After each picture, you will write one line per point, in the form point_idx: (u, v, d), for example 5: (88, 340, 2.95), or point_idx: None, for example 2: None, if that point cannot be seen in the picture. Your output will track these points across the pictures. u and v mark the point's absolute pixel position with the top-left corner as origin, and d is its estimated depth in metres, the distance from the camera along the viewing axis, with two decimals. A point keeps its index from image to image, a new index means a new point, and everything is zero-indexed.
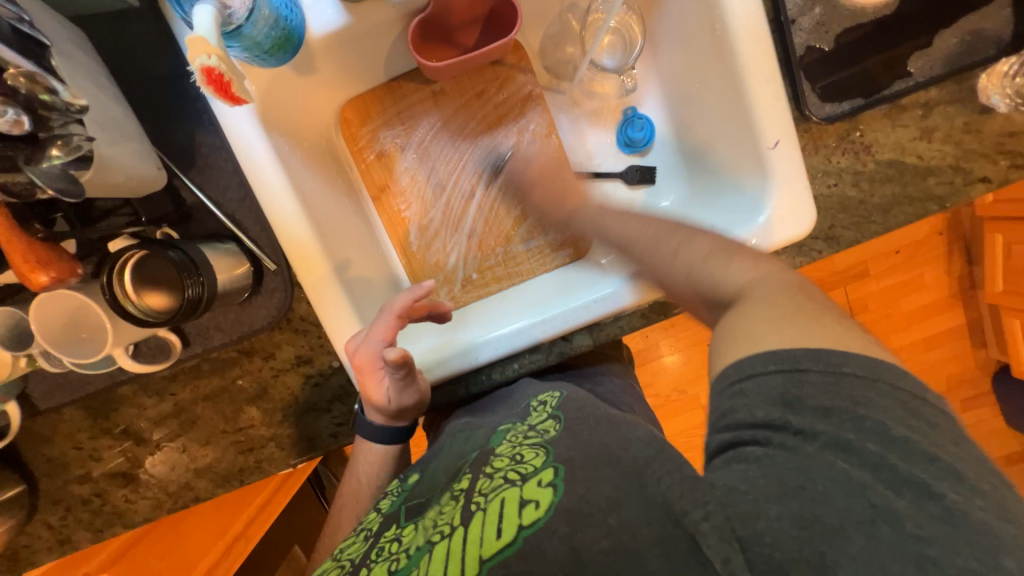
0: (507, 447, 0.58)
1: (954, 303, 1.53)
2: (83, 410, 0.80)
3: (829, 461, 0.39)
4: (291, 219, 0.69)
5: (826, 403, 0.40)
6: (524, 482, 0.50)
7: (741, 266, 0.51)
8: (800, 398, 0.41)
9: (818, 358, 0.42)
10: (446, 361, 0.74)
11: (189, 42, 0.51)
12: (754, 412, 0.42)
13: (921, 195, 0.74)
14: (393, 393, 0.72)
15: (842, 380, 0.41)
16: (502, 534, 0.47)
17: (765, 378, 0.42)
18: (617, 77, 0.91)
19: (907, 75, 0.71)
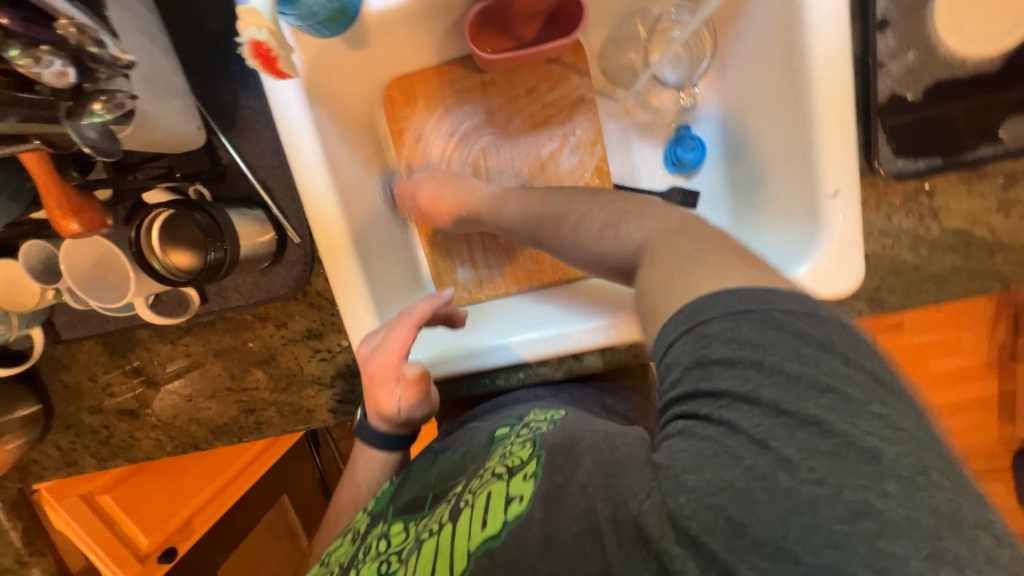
0: (500, 447, 0.58)
1: (988, 373, 1.45)
2: (101, 345, 0.82)
3: (746, 419, 0.34)
4: (322, 195, 0.69)
5: (728, 351, 0.36)
6: (511, 476, 0.50)
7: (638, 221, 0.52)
8: (710, 364, 0.36)
9: (724, 311, 0.37)
10: (452, 360, 0.74)
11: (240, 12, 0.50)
12: (670, 372, 0.38)
13: (984, 271, 0.68)
14: (402, 404, 0.70)
15: (741, 325, 0.36)
16: (487, 525, 0.47)
17: (678, 344, 0.38)
18: (676, 92, 0.86)
19: (997, 141, 0.64)
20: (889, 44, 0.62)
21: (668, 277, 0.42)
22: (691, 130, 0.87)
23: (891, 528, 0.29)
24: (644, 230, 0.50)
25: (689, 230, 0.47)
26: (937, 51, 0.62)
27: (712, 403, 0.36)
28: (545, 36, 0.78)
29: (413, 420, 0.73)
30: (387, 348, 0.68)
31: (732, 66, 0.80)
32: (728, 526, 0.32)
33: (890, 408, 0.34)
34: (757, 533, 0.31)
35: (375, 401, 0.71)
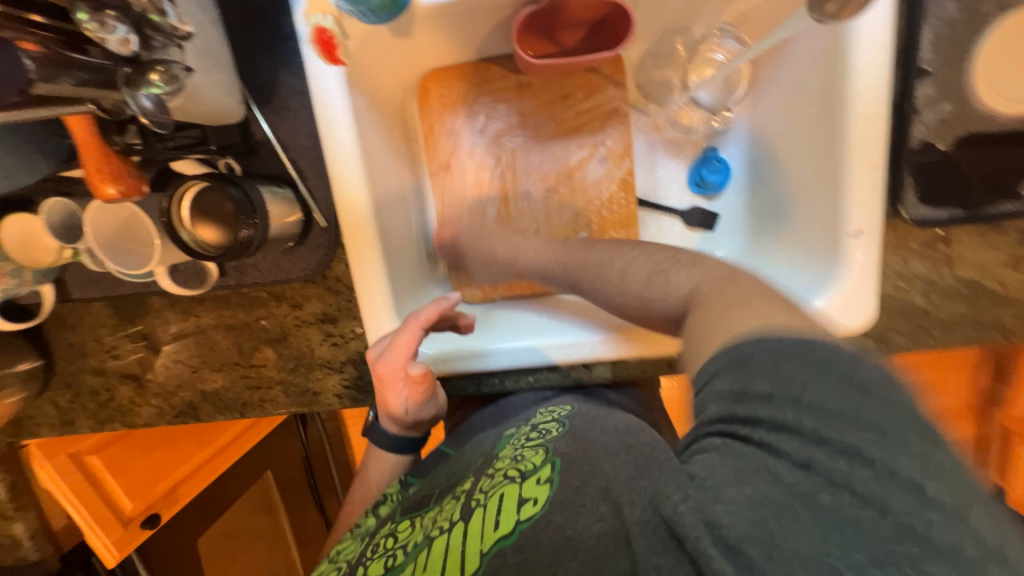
0: (510, 448, 0.60)
1: (967, 415, 1.49)
2: (111, 308, 0.82)
3: (783, 454, 0.38)
4: (353, 183, 0.69)
5: (768, 387, 0.38)
6: (523, 479, 0.52)
7: (684, 274, 0.55)
8: (753, 390, 0.39)
9: (770, 354, 0.40)
10: (463, 358, 0.74)
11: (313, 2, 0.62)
12: (710, 406, 0.41)
13: (990, 322, 0.70)
14: (411, 406, 0.71)
15: (783, 362, 0.39)
16: (500, 527, 0.49)
17: (716, 378, 0.42)
18: (708, 114, 0.87)
19: (1019, 198, 0.65)
20: (927, 93, 0.64)
21: (715, 327, 0.45)
22: (719, 153, 0.88)
23: (916, 532, 0.33)
24: (691, 284, 0.53)
25: (737, 281, 0.50)
26: (972, 105, 0.63)
27: (754, 428, 0.39)
28: (591, 45, 0.78)
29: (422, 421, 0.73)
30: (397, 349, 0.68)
31: (767, 96, 0.81)
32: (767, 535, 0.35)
33: (919, 441, 0.35)
34: (789, 549, 0.35)
35: (385, 402, 0.72)
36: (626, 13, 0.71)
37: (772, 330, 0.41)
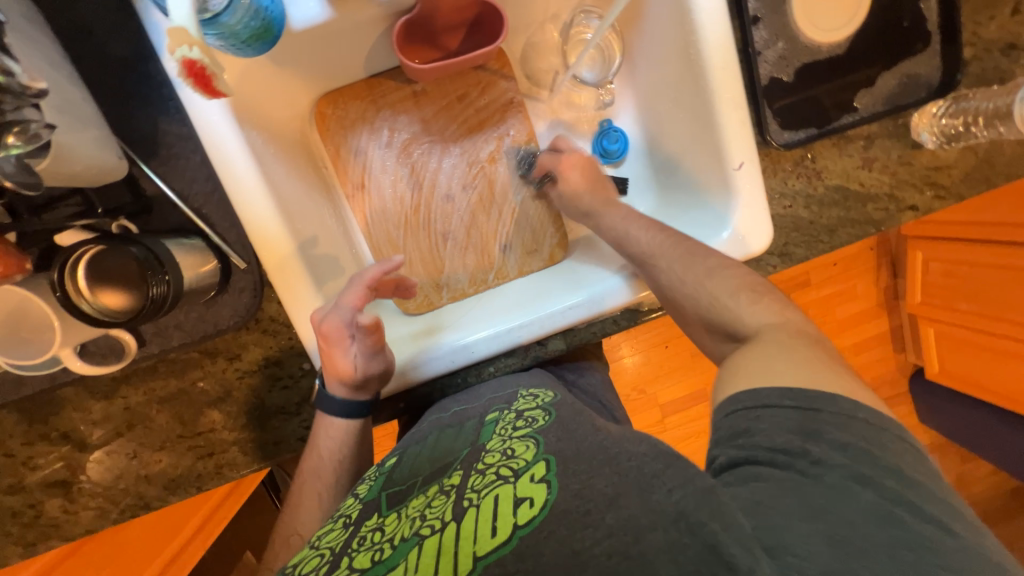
0: (496, 440, 0.62)
1: (880, 312, 1.71)
2: (17, 413, 0.73)
3: (841, 488, 0.46)
4: (265, 217, 0.67)
5: (843, 439, 0.49)
6: (517, 478, 0.54)
7: (759, 311, 0.65)
8: (818, 431, 0.50)
9: (832, 404, 0.52)
10: (417, 366, 0.74)
11: (167, 30, 0.46)
12: (773, 437, 0.50)
13: (862, 219, 0.82)
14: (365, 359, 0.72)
15: (853, 422, 0.50)
16: (497, 532, 0.49)
17: (780, 410, 0.52)
18: (595, 90, 0.94)
19: (854, 110, 0.77)
20: (762, 35, 0.74)
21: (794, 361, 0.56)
22: (614, 123, 0.96)
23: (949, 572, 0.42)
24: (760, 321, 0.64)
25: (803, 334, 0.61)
26: (800, 40, 0.74)
27: (809, 462, 0.48)
28: (471, 45, 0.82)
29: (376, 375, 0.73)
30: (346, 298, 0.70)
31: (641, 64, 0.89)
32: (844, 564, 0.42)
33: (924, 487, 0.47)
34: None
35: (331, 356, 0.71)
36: (496, 9, 0.75)
37: (819, 391, 0.52)
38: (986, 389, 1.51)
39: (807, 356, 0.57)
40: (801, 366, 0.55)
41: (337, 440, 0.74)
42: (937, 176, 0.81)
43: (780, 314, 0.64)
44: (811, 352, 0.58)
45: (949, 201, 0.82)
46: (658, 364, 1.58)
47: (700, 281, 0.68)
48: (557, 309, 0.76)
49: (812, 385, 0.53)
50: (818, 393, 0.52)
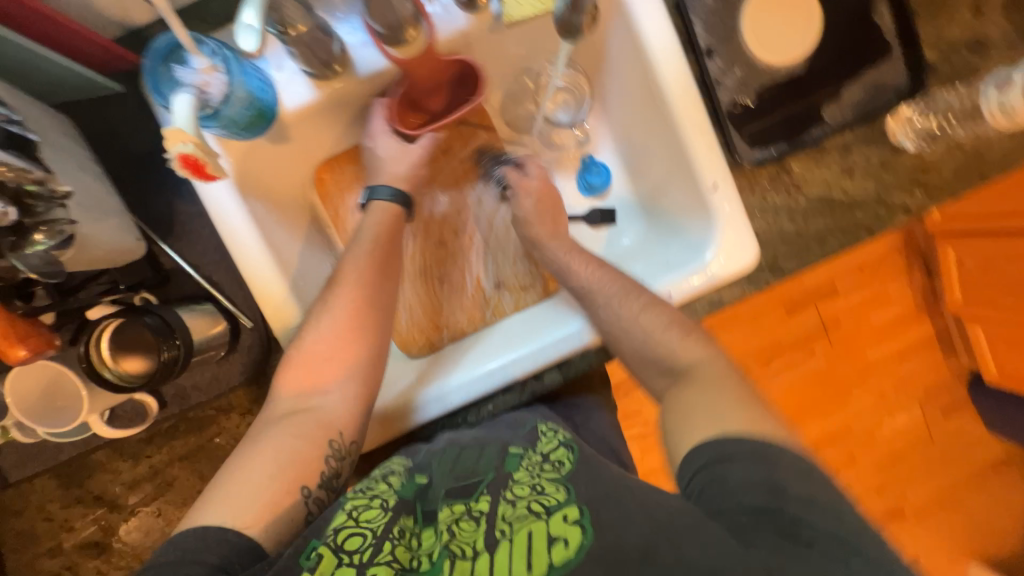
0: (524, 474, 0.62)
1: (920, 316, 1.62)
2: (55, 478, 0.79)
3: (759, 527, 0.50)
4: (268, 278, 0.73)
5: (756, 479, 0.53)
6: (549, 516, 0.55)
7: (694, 346, 0.70)
8: (782, 488, 0.51)
9: (783, 460, 0.54)
10: (395, 417, 0.77)
11: (164, 133, 0.54)
12: (704, 484, 0.54)
13: (852, 225, 0.81)
14: (386, 233, 0.76)
15: (767, 460, 0.54)
16: (531, 566, 0.52)
17: (703, 452, 0.57)
18: (570, 130, 0.99)
19: (823, 122, 0.78)
20: (719, 64, 0.77)
21: (707, 404, 0.61)
22: (594, 157, 1.00)
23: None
24: (695, 356, 0.69)
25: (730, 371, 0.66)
26: (757, 63, 0.77)
27: (791, 521, 0.49)
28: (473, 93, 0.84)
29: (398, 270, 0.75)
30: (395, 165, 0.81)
31: (612, 101, 0.94)
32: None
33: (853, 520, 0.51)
34: None
35: (372, 187, 0.80)
36: (473, 63, 0.80)
37: (746, 432, 0.56)
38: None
39: (735, 398, 0.61)
40: (723, 404, 0.60)
41: (382, 221, 0.77)
42: (924, 175, 0.80)
43: (707, 348, 0.70)
44: (730, 384, 0.64)
45: (942, 198, 0.80)
46: None
47: (635, 316, 0.72)
48: (549, 342, 0.78)
49: (748, 433, 0.56)
50: (745, 441, 0.55)
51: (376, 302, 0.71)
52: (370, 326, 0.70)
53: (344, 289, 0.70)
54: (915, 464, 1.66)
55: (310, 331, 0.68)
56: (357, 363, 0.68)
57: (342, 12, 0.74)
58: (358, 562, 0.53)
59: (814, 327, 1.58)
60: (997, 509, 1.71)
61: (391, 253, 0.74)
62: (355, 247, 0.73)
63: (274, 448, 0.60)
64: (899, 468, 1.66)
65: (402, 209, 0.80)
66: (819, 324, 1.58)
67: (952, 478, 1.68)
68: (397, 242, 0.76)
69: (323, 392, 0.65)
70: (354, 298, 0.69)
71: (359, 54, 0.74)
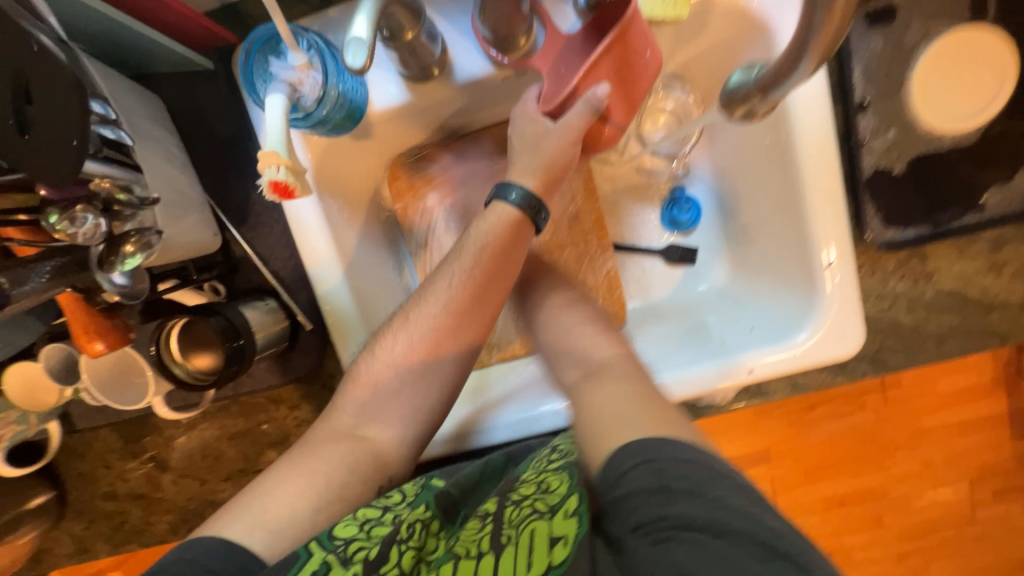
0: (531, 474, 0.59)
1: (995, 389, 1.44)
2: (117, 432, 0.83)
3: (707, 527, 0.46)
4: (334, 285, 0.70)
5: (691, 483, 0.49)
6: (551, 515, 0.52)
7: None
8: (671, 488, 0.49)
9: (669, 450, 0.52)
10: (466, 436, 0.77)
11: (260, 155, 0.50)
12: (640, 507, 0.49)
13: (982, 328, 0.70)
14: (498, 251, 0.62)
15: (692, 466, 0.50)
16: (532, 567, 0.50)
17: (635, 474, 0.51)
18: (668, 161, 0.90)
19: (980, 208, 0.66)
20: (870, 123, 0.65)
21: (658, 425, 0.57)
22: (685, 190, 0.92)
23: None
24: None
25: None
26: (916, 129, 0.65)
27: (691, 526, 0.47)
28: (647, 86, 0.65)
29: (497, 298, 0.63)
30: (527, 156, 0.63)
31: (723, 135, 0.84)
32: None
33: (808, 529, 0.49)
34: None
35: (504, 182, 0.64)
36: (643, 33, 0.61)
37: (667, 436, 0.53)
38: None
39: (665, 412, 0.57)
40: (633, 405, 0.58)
41: (495, 230, 0.62)
42: None
43: None
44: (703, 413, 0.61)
45: None
46: (723, 426, 1.45)
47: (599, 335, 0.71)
48: None
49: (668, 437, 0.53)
50: (648, 446, 0.52)
51: (460, 330, 0.63)
52: (449, 361, 0.63)
53: (430, 316, 0.62)
54: (951, 547, 1.55)
55: (383, 350, 0.63)
56: (424, 398, 0.63)
57: (448, 11, 0.68)
58: (365, 563, 0.51)
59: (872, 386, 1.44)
60: None
61: (494, 281, 0.62)
62: (456, 265, 0.62)
63: (313, 475, 0.57)
64: (934, 547, 1.55)
65: (525, 215, 0.63)
66: (878, 383, 1.44)
67: (986, 568, 1.57)
68: (509, 262, 0.62)
69: (372, 430, 0.61)
70: (438, 329, 0.62)
71: (461, 61, 0.69)
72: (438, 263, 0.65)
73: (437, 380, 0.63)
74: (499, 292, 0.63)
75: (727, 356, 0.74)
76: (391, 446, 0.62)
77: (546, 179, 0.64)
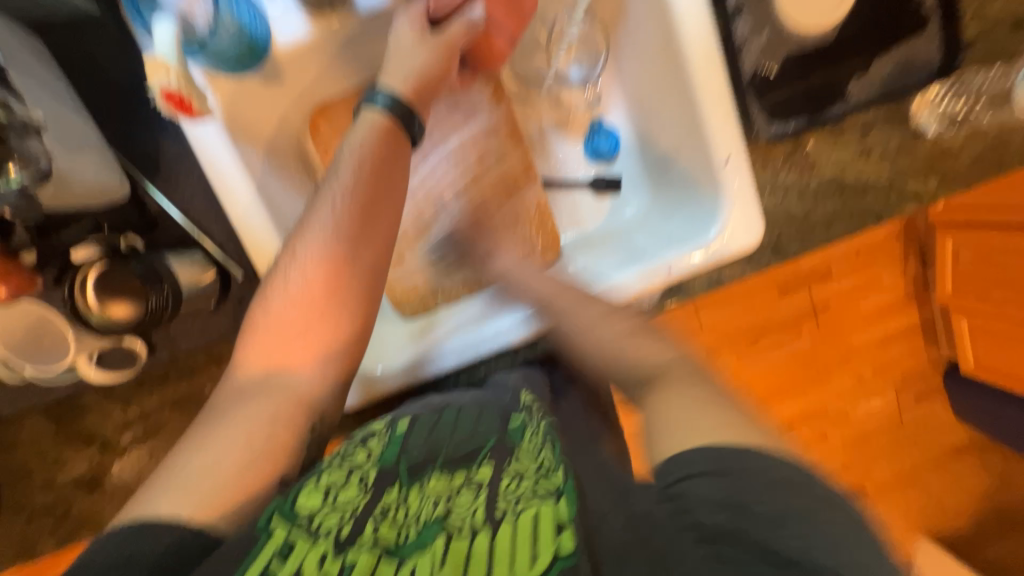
0: (529, 454, 0.57)
1: (908, 302, 1.60)
2: (46, 416, 0.79)
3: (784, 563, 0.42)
4: (255, 227, 0.68)
5: (779, 510, 0.43)
6: (557, 500, 0.51)
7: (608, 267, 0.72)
8: (746, 506, 0.44)
9: (745, 462, 0.45)
10: (417, 366, 0.80)
11: (145, 63, 0.55)
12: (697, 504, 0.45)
13: (861, 210, 0.79)
14: (377, 163, 0.63)
15: (773, 485, 0.44)
16: (535, 557, 0.47)
17: (699, 480, 0.46)
18: (582, 89, 0.95)
19: (847, 98, 0.75)
20: (745, 27, 0.73)
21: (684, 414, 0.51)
22: (603, 121, 0.96)
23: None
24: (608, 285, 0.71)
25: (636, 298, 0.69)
26: (783, 30, 0.73)
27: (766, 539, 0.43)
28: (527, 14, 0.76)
29: (387, 212, 0.64)
30: (401, 63, 0.67)
31: (625, 59, 0.89)
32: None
33: None
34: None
35: (373, 88, 0.66)
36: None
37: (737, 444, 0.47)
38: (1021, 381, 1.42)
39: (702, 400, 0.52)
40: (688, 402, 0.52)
41: (368, 141, 0.64)
42: (940, 163, 0.78)
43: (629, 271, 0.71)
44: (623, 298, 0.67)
45: (956, 186, 0.78)
46: None
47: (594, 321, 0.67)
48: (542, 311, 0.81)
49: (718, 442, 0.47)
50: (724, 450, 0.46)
51: (359, 251, 0.63)
52: (353, 284, 0.62)
53: (320, 241, 0.61)
54: (890, 446, 1.68)
55: (278, 287, 0.61)
56: (357, 327, 0.63)
57: None
58: (338, 537, 0.51)
59: (804, 308, 1.56)
60: (968, 495, 1.73)
61: (379, 191, 0.63)
62: (335, 182, 0.63)
63: (247, 421, 0.56)
64: (870, 449, 1.68)
65: (397, 121, 0.65)
66: (810, 306, 1.56)
67: (924, 462, 1.70)
68: (391, 171, 0.64)
69: (300, 363, 0.59)
70: (331, 251, 0.61)
71: None
72: (317, 187, 0.65)
73: (355, 299, 0.62)
74: (388, 207, 0.64)
75: (649, 261, 0.79)
76: (340, 372, 0.62)
77: (417, 88, 0.67)
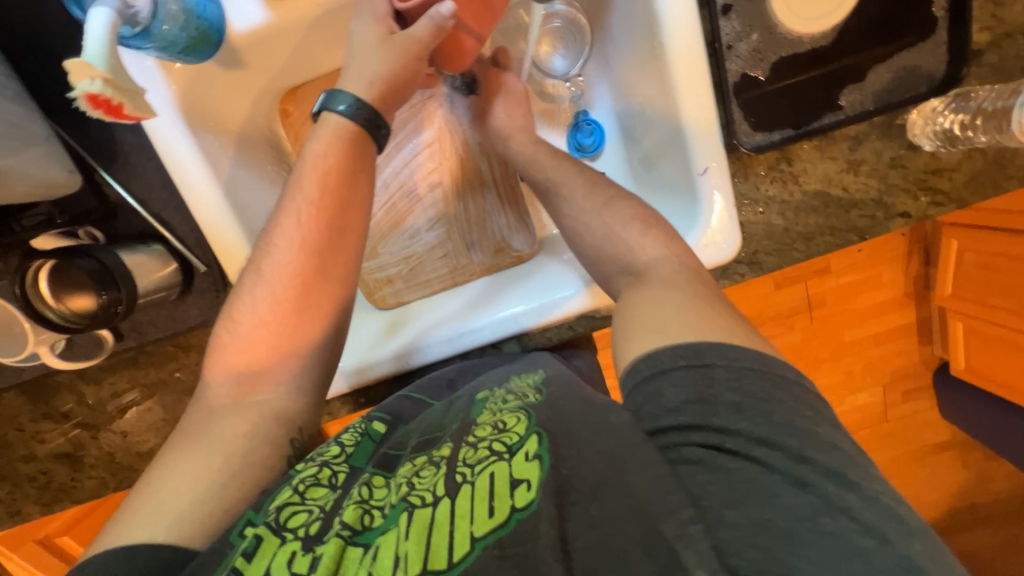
0: (488, 415, 0.57)
1: (906, 302, 1.57)
2: (24, 394, 0.82)
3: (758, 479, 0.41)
4: (213, 221, 0.66)
5: (736, 398, 0.44)
6: (512, 455, 0.49)
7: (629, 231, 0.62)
8: (714, 397, 0.44)
9: (717, 352, 0.46)
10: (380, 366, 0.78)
11: (66, 66, 0.48)
12: (677, 412, 0.45)
13: (844, 226, 0.75)
14: (339, 167, 0.61)
15: (742, 373, 0.45)
16: (494, 513, 0.46)
17: (674, 373, 0.46)
18: (563, 82, 0.91)
19: (838, 109, 0.71)
20: (733, 27, 0.70)
21: (670, 312, 0.51)
22: (589, 114, 0.91)
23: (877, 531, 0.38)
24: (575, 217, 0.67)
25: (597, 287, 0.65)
26: (777, 31, 0.69)
27: (721, 435, 0.43)
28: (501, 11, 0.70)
29: (354, 227, 0.63)
30: (365, 64, 0.62)
31: (610, 50, 0.84)
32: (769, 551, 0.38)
33: None
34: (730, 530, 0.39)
35: (334, 93, 0.63)
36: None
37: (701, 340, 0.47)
38: (1012, 391, 1.39)
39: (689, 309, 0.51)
40: (673, 314, 0.51)
41: (330, 142, 0.62)
42: (934, 182, 0.74)
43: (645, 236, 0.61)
44: None
45: (947, 206, 0.74)
46: None
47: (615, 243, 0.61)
48: (512, 313, 0.77)
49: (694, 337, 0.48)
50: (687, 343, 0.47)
51: (323, 261, 0.61)
52: (319, 292, 0.61)
53: (285, 246, 0.60)
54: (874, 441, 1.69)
55: (241, 301, 0.60)
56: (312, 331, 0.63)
57: None
58: (305, 535, 0.49)
59: (800, 303, 1.53)
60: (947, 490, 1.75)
61: (344, 194, 0.62)
62: (299, 197, 0.61)
63: (216, 433, 0.56)
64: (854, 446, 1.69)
65: (364, 124, 0.63)
66: (805, 301, 1.53)
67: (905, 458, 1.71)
68: (356, 176, 0.62)
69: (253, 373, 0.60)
70: (294, 269, 0.60)
71: None
72: (278, 199, 0.62)
73: (311, 309, 0.61)
74: (356, 217, 0.63)
75: None
76: (302, 370, 0.62)
77: (384, 93, 0.63)
